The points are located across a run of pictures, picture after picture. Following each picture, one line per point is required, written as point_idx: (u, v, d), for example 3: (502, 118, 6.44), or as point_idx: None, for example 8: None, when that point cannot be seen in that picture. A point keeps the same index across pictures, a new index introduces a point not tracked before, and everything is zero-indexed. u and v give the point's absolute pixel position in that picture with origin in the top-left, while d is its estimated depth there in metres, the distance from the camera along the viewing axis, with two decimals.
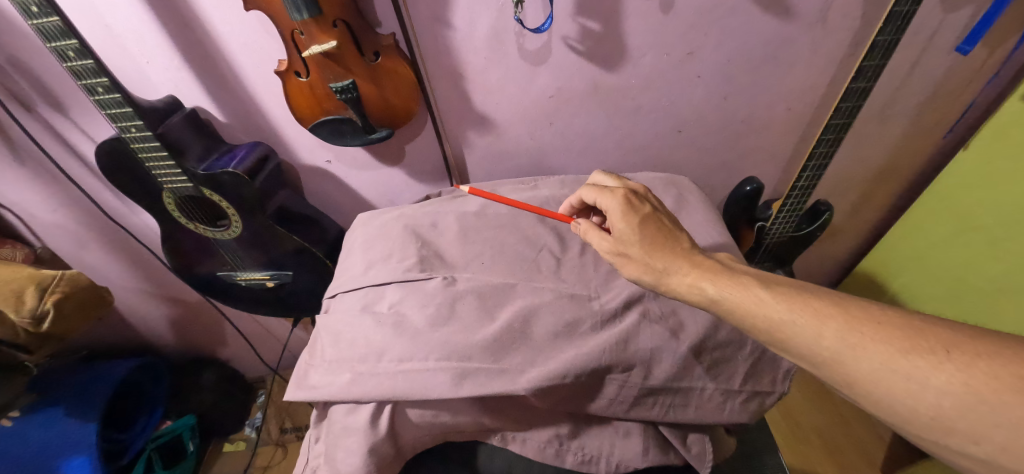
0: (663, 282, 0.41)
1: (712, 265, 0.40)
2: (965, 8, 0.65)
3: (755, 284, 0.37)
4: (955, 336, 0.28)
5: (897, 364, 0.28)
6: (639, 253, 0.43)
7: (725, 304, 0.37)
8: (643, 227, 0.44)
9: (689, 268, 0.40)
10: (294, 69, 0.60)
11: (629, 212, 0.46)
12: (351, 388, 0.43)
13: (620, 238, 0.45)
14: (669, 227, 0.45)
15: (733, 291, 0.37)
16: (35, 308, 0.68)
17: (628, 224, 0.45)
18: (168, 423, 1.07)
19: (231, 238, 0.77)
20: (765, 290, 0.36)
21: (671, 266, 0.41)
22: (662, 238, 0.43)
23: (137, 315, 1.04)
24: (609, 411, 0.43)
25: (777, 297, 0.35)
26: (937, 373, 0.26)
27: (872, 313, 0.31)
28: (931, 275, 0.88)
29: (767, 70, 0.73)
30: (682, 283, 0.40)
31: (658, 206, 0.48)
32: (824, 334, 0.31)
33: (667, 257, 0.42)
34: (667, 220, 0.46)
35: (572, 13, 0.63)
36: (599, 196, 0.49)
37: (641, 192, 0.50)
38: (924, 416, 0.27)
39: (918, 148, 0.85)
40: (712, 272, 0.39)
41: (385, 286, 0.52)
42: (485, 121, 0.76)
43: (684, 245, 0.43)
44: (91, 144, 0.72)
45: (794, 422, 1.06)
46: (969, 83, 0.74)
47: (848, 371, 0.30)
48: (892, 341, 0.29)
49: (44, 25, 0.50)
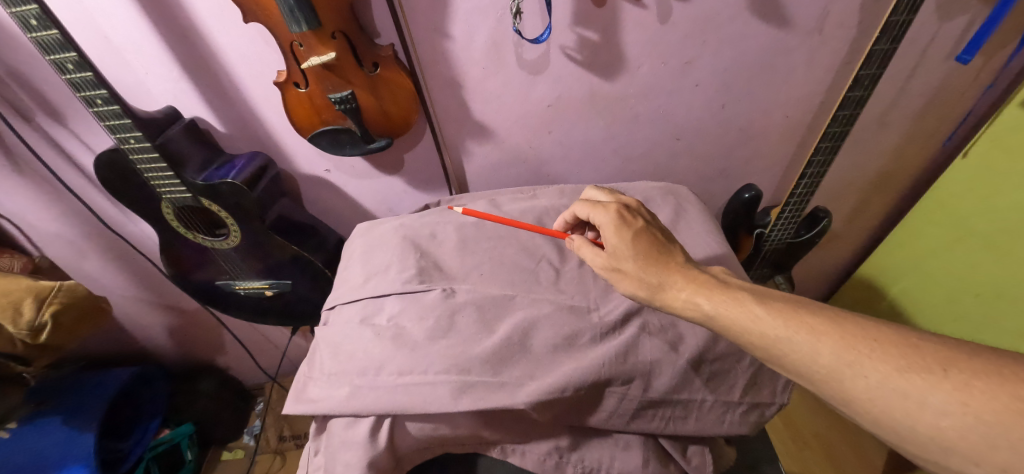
0: (658, 296, 0.41)
1: (707, 280, 0.40)
2: (961, 17, 0.65)
3: (750, 299, 0.37)
4: (950, 353, 0.28)
5: (894, 382, 0.28)
6: (633, 268, 0.44)
7: (720, 320, 0.37)
8: (636, 242, 0.45)
9: (683, 283, 0.40)
10: (293, 80, 0.60)
11: (622, 227, 0.46)
12: (351, 402, 0.43)
13: (613, 253, 0.45)
14: (662, 241, 0.45)
15: (729, 307, 0.37)
16: (33, 319, 0.68)
17: (621, 239, 0.45)
18: (166, 431, 1.07)
19: (230, 247, 0.77)
20: (760, 306, 0.36)
21: (665, 281, 0.41)
22: (656, 252, 0.44)
23: (135, 324, 1.04)
24: (609, 424, 0.43)
25: (772, 313, 0.35)
26: (936, 392, 0.26)
27: (868, 329, 0.31)
28: (930, 280, 0.88)
29: (765, 79, 0.73)
30: (677, 297, 0.40)
31: (651, 219, 0.48)
32: (820, 351, 0.31)
33: (661, 271, 0.42)
34: (660, 234, 0.46)
35: (571, 23, 0.63)
36: (593, 211, 0.49)
37: (634, 206, 0.50)
38: (924, 436, 0.27)
39: (915, 155, 0.86)
40: (706, 287, 0.39)
41: (384, 298, 0.52)
42: (484, 130, 0.76)
43: (678, 259, 0.43)
44: (89, 154, 0.71)
45: (794, 429, 1.06)
46: (966, 91, 0.74)
47: (845, 388, 0.30)
48: (889, 359, 0.29)
49: (43, 38, 0.50)
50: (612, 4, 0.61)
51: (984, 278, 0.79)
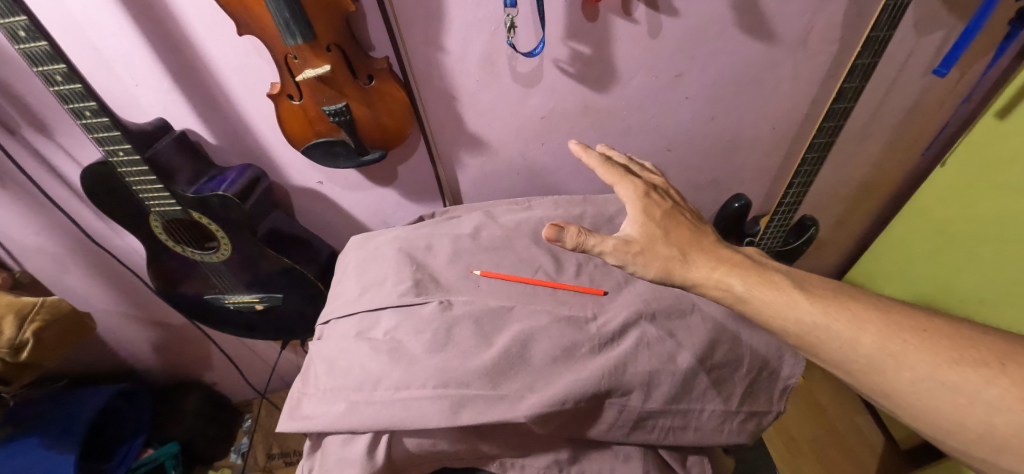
0: (689, 276, 0.41)
1: (739, 261, 0.41)
2: (936, 33, 0.68)
3: (788, 284, 0.38)
4: (1003, 348, 0.31)
5: (945, 374, 0.31)
6: (663, 247, 0.43)
7: (755, 302, 0.38)
8: (667, 222, 0.45)
9: (715, 263, 0.41)
10: (287, 92, 0.60)
11: (652, 205, 0.46)
12: (347, 417, 0.42)
13: (644, 234, 0.44)
14: (693, 222, 0.46)
15: (763, 289, 0.38)
16: (13, 337, 0.66)
17: (652, 218, 0.45)
18: (150, 450, 1.03)
19: (220, 260, 0.76)
20: (799, 292, 0.37)
21: (693, 258, 0.42)
22: (689, 234, 0.44)
23: (119, 339, 1.01)
24: (609, 436, 0.43)
25: (812, 300, 0.37)
26: (991, 387, 0.30)
27: (910, 319, 0.35)
28: (914, 285, 0.91)
29: (751, 92, 0.75)
30: (709, 277, 0.40)
31: (680, 202, 0.49)
32: (863, 341, 0.34)
33: (690, 248, 0.43)
34: (690, 216, 0.47)
35: (563, 37, 0.64)
36: (619, 183, 0.48)
37: (662, 187, 0.50)
38: (972, 431, 0.30)
39: (898, 163, 0.88)
40: (739, 268, 0.40)
41: (380, 311, 0.52)
42: (478, 142, 0.76)
43: (707, 239, 0.44)
44: (76, 166, 0.70)
45: (788, 436, 1.06)
46: (943, 102, 0.77)
47: (889, 379, 0.33)
48: (940, 352, 0.32)
49: (31, 50, 0.49)
50: (603, 19, 0.63)
51: (963, 284, 0.81)
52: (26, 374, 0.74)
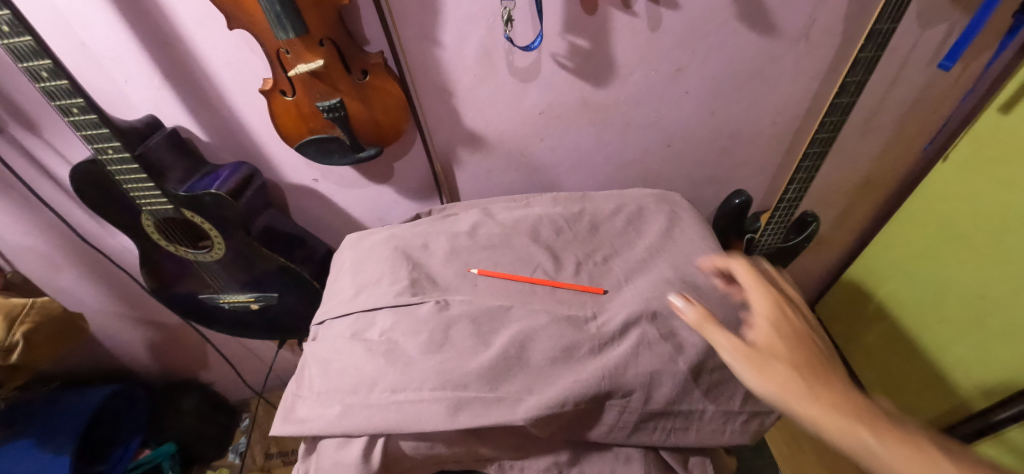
0: (793, 405, 0.34)
1: (854, 403, 0.34)
2: (940, 25, 0.66)
3: (886, 430, 0.32)
4: None
5: None
6: (780, 364, 0.36)
7: (843, 444, 0.32)
8: (793, 343, 0.38)
9: (820, 393, 0.34)
10: (280, 88, 0.58)
11: (783, 320, 0.40)
12: (342, 421, 0.41)
13: (768, 343, 0.38)
14: (828, 356, 0.38)
15: (853, 427, 0.32)
16: (4, 339, 0.65)
17: (778, 333, 0.39)
18: (146, 451, 1.03)
19: (214, 260, 0.75)
20: (885, 437, 0.31)
21: (807, 384, 0.35)
22: (818, 363, 0.37)
23: (115, 339, 1.00)
24: (609, 438, 0.42)
25: (896, 447, 0.31)
26: None
27: None
28: (918, 284, 0.90)
29: (752, 86, 0.74)
30: (807, 407, 0.34)
31: (814, 326, 0.41)
32: None
33: (807, 375, 0.36)
34: (826, 349, 0.39)
35: (561, 30, 0.63)
36: (753, 278, 0.43)
37: (796, 302, 0.44)
38: None
39: (900, 158, 0.88)
40: (854, 409, 0.33)
41: (376, 311, 0.51)
42: (476, 138, 0.75)
43: (840, 377, 0.36)
44: (66, 165, 0.69)
45: (790, 434, 1.07)
46: (945, 96, 0.76)
47: None
48: None
49: (15, 45, 0.48)
50: (602, 11, 0.61)
51: (965, 280, 0.81)
52: (18, 376, 0.73)
